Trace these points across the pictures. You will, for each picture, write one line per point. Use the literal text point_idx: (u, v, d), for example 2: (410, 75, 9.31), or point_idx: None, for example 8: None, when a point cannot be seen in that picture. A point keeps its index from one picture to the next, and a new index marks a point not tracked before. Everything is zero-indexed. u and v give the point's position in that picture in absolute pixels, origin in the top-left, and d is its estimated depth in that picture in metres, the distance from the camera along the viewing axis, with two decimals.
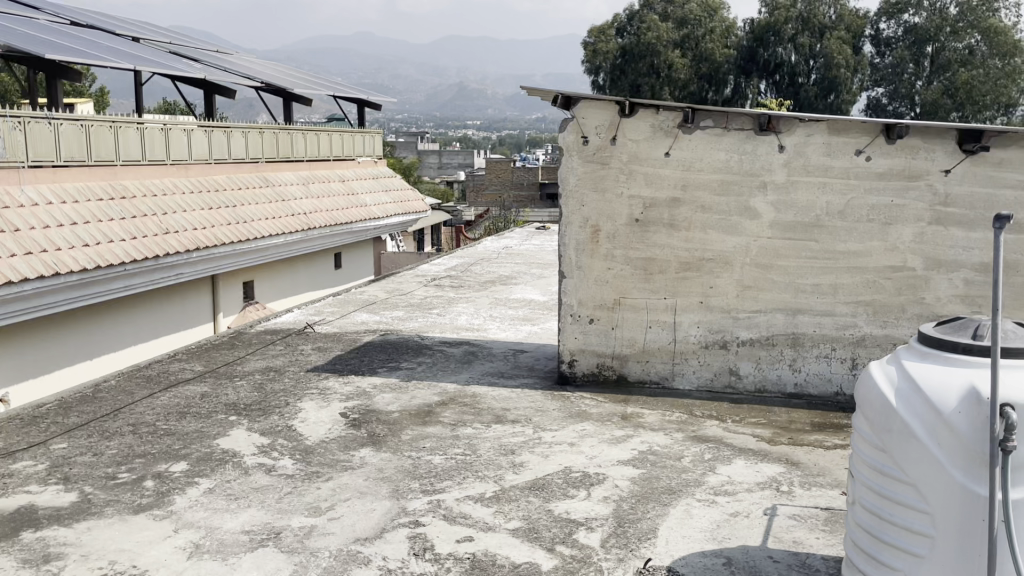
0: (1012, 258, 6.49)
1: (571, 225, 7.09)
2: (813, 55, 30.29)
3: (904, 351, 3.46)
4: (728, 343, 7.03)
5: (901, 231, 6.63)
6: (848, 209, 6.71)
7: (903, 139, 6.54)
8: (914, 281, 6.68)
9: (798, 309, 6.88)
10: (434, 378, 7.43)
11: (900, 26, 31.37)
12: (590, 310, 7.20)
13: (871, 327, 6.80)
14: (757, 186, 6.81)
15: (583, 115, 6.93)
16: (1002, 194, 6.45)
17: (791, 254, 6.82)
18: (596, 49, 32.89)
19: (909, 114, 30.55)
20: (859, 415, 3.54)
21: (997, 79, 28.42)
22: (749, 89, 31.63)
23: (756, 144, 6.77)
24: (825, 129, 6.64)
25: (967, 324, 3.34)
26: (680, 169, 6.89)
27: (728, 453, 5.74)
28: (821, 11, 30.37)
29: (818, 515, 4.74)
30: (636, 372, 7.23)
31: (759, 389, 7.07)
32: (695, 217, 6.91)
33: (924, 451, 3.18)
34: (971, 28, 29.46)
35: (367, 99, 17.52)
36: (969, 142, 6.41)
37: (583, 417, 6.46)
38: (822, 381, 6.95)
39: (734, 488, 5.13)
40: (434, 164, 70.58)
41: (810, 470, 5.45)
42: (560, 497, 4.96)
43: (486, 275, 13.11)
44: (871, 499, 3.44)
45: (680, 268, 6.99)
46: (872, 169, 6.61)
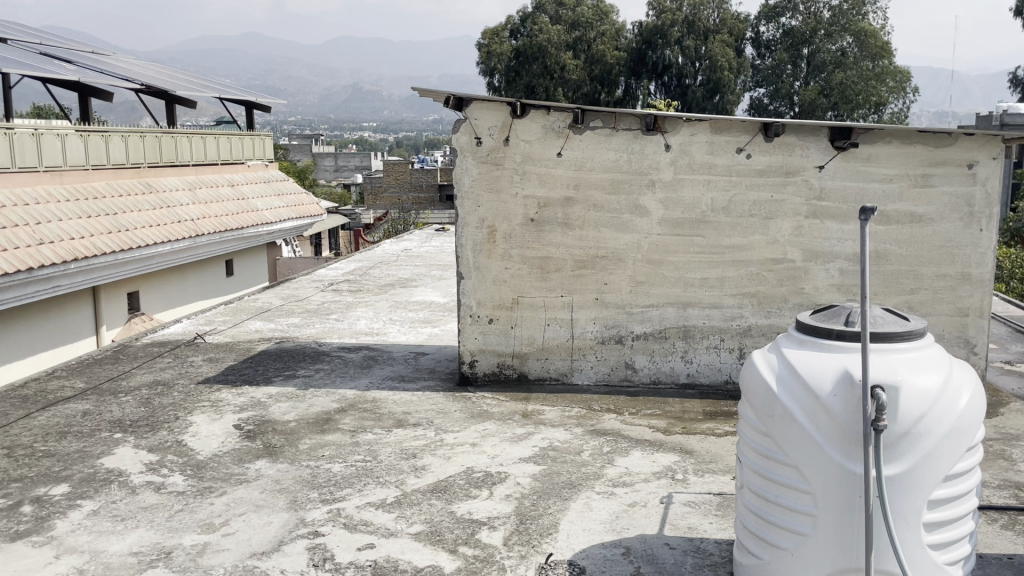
0: (881, 248, 6.89)
1: (467, 226, 7.12)
2: (698, 57, 31.32)
3: (784, 340, 3.65)
4: (623, 338, 7.21)
5: (780, 225, 6.95)
6: (731, 205, 6.97)
7: (780, 137, 6.85)
8: (794, 273, 7.00)
9: (688, 302, 7.12)
10: (333, 385, 7.30)
11: (779, 29, 32.78)
12: (489, 310, 7.24)
13: (756, 318, 7.09)
14: (646, 185, 7.00)
15: (475, 116, 6.96)
16: (871, 188, 6.83)
17: (680, 250, 7.04)
18: (490, 50, 32.90)
19: (789, 114, 32.01)
20: (744, 403, 3.69)
21: (868, 79, 30.10)
22: (640, 91, 32.40)
23: (644, 143, 6.96)
24: (708, 129, 6.89)
25: (840, 312, 3.56)
26: (572, 169, 7.01)
27: (625, 445, 5.88)
28: (704, 15, 31.50)
29: (711, 501, 4.91)
30: (536, 369, 7.31)
31: (654, 381, 7.27)
32: (587, 215, 7.05)
33: (804, 433, 3.35)
34: (844, 32, 31.03)
35: (257, 101, 17.06)
36: (839, 139, 6.80)
37: (484, 417, 6.48)
38: (713, 371, 7.21)
39: (631, 479, 5.25)
40: (330, 166, 69.49)
41: (703, 457, 5.64)
42: (462, 498, 4.96)
43: (385, 278, 12.96)
44: (757, 482, 3.60)
45: (575, 266, 7.11)
46: (752, 166, 6.90)
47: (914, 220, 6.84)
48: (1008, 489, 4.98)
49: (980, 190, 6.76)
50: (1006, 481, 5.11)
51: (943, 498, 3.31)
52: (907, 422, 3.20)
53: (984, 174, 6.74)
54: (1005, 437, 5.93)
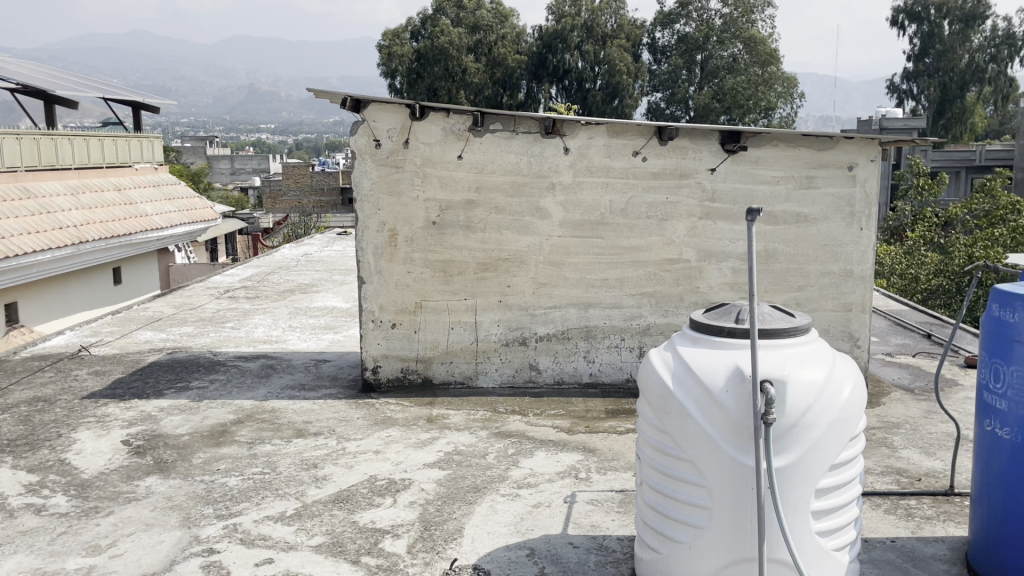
0: (770, 247, 7.17)
1: (367, 231, 7.02)
2: (597, 62, 31.93)
3: (678, 338, 3.74)
4: (527, 339, 7.25)
5: (676, 226, 7.13)
6: (628, 207, 7.11)
7: (673, 140, 7.03)
8: (689, 273, 7.20)
9: (589, 303, 7.22)
10: (229, 395, 7.06)
11: (673, 35, 33.73)
12: (391, 314, 7.15)
13: (654, 317, 7.26)
14: (546, 187, 7.06)
15: (373, 118, 6.86)
16: (759, 190, 7.10)
17: (581, 251, 7.13)
18: (390, 52, 32.43)
19: (684, 117, 32.99)
20: (642, 401, 3.76)
21: (757, 85, 31.31)
22: (541, 94, 32.70)
23: (543, 146, 7.02)
24: (605, 132, 7.02)
25: (730, 310, 3.68)
26: (473, 172, 7.01)
27: (530, 446, 5.92)
28: (602, 21, 32.11)
29: (613, 498, 4.99)
30: (440, 373, 7.27)
31: (557, 381, 7.34)
32: (489, 217, 7.06)
33: (699, 429, 3.44)
34: (734, 38, 32.21)
35: (144, 102, 16.35)
36: (729, 142, 7.02)
37: (388, 423, 6.39)
38: (614, 370, 7.34)
39: (535, 480, 5.29)
40: (226, 169, 67.40)
41: (605, 455, 5.73)
42: (365, 507, 4.87)
43: (284, 284, 12.66)
44: (655, 478, 3.67)
45: (478, 268, 7.11)
46: (648, 169, 7.06)
47: (800, 220, 7.15)
48: (889, 474, 5.26)
49: (859, 191, 7.11)
50: (887, 467, 5.40)
51: (829, 486, 3.45)
52: (794, 415, 3.33)
53: (863, 175, 7.10)
54: (886, 425, 6.26)
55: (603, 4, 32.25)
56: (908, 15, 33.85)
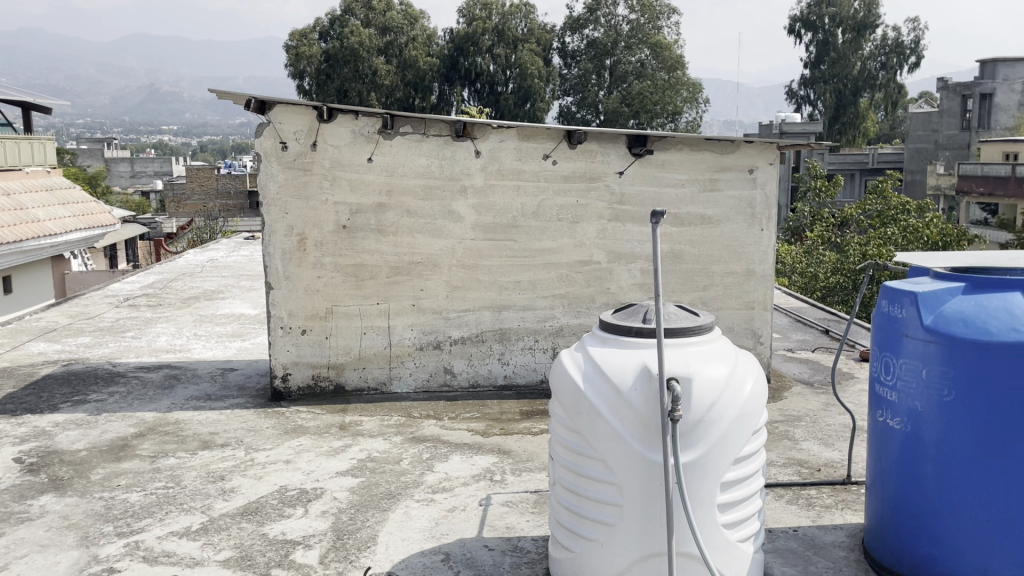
0: (677, 248, 7.36)
1: (275, 235, 6.86)
2: (508, 65, 32.12)
3: (588, 339, 3.79)
4: (441, 343, 7.22)
5: (586, 228, 7.23)
6: (539, 210, 7.17)
7: (582, 144, 7.13)
8: (600, 274, 7.31)
9: (503, 305, 7.24)
10: (131, 408, 6.78)
11: (582, 40, 34.21)
12: (301, 321, 7.01)
13: (567, 318, 7.34)
14: (458, 191, 7.05)
15: (280, 120, 6.71)
16: (666, 192, 7.28)
17: (494, 254, 7.15)
18: (298, 53, 31.70)
19: (595, 121, 33.50)
20: (554, 402, 3.80)
21: (664, 89, 32.06)
22: (454, 97, 32.69)
23: (454, 149, 7.01)
24: (515, 136, 7.06)
25: (638, 310, 3.76)
26: (383, 175, 6.94)
27: (444, 450, 5.89)
28: (513, 25, 32.30)
29: (528, 499, 5.02)
30: (353, 380, 7.17)
31: (472, 384, 7.34)
32: (401, 221, 7.01)
33: (609, 427, 3.50)
34: (641, 44, 32.93)
35: (35, 102, 15.57)
36: (637, 146, 7.17)
37: (299, 432, 6.25)
38: (529, 371, 7.39)
39: (450, 483, 5.27)
40: (126, 172, 64.77)
41: (520, 456, 5.77)
42: (275, 518, 4.76)
43: (188, 291, 12.24)
44: (568, 478, 3.71)
45: (390, 272, 7.04)
46: (559, 172, 7.14)
47: (705, 222, 7.36)
48: (791, 466, 5.47)
49: (760, 193, 7.37)
50: (789, 458, 5.61)
51: (734, 480, 3.57)
52: (700, 411, 3.42)
53: (763, 178, 7.36)
54: (788, 419, 6.50)
55: (514, 8, 32.47)
56: (804, 24, 35.25)
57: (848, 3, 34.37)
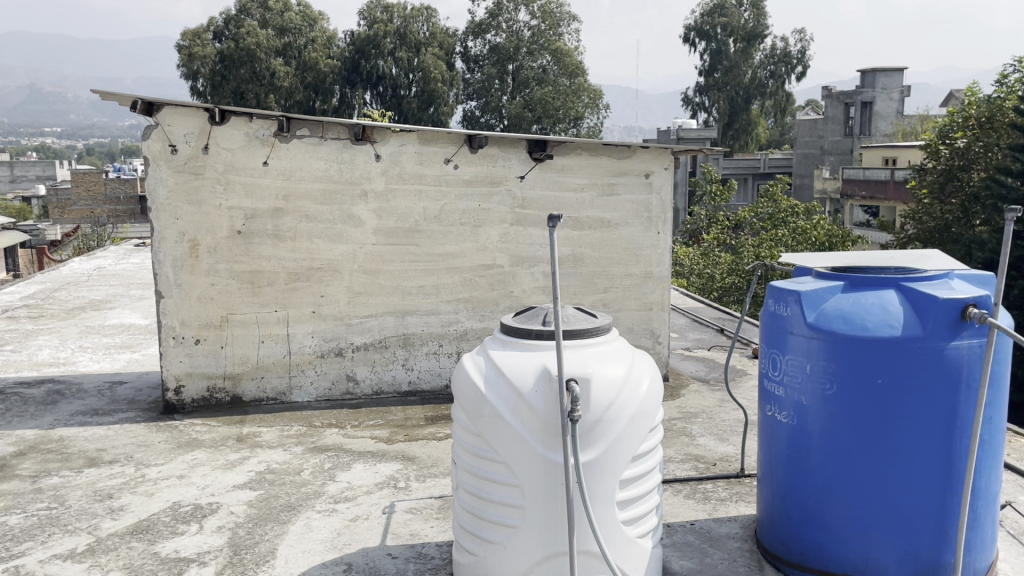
0: (578, 251, 7.48)
1: (165, 241, 6.61)
2: (411, 69, 31.94)
3: (489, 342, 3.80)
4: (343, 350, 7.10)
5: (489, 232, 7.26)
6: (441, 214, 7.15)
7: (483, 148, 7.16)
8: (503, 277, 7.34)
9: (405, 310, 7.18)
10: (9, 426, 6.39)
11: (485, 45, 34.37)
12: (194, 330, 6.77)
13: (471, 322, 7.34)
14: (358, 195, 6.96)
15: (169, 122, 6.48)
16: (566, 197, 7.39)
17: (396, 258, 7.08)
18: (191, 53, 30.62)
19: (499, 126, 33.36)
20: (455, 406, 3.79)
21: (566, 95, 32.54)
22: (355, 100, 32.25)
23: (353, 153, 6.91)
24: (416, 140, 7.03)
25: (537, 313, 3.80)
26: (280, 179, 6.78)
27: (347, 459, 5.80)
28: (415, 28, 32.16)
29: (432, 505, 4.99)
30: (251, 390, 6.97)
31: (375, 391, 7.25)
32: (298, 226, 6.86)
33: (510, 430, 3.51)
34: (542, 50, 33.34)
35: None
36: (537, 151, 7.25)
37: (193, 445, 6.03)
38: (434, 377, 7.35)
39: (353, 493, 5.19)
40: (4, 176, 61.14)
41: (424, 462, 5.73)
42: (167, 536, 4.57)
43: (73, 301, 11.65)
44: (471, 482, 3.71)
45: (289, 279, 6.89)
46: (460, 176, 7.14)
47: (604, 225, 7.50)
48: (689, 461, 5.64)
49: (656, 198, 7.58)
50: (687, 454, 5.78)
51: (632, 477, 3.64)
52: (599, 410, 3.48)
53: (659, 182, 7.57)
54: (685, 416, 6.69)
55: (415, 11, 32.31)
56: (698, 33, 36.40)
57: (739, 14, 35.70)
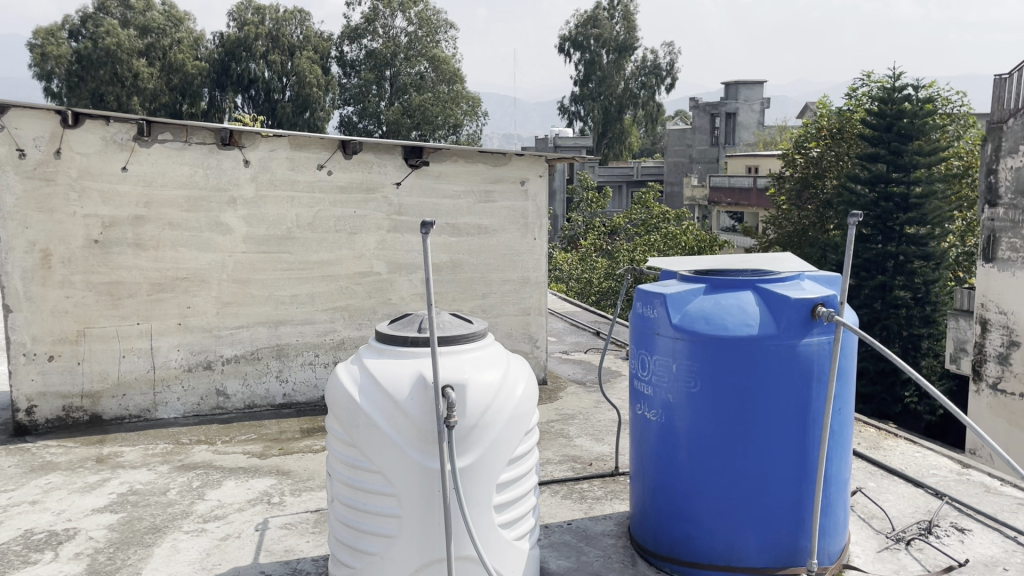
0: (456, 257, 7.50)
1: (12, 251, 6.17)
2: (285, 73, 31.03)
3: (364, 351, 3.74)
4: (212, 363, 6.83)
5: (364, 240, 7.15)
6: (315, 221, 7.00)
7: (358, 154, 7.06)
8: (380, 284, 7.24)
9: (278, 320, 6.98)
10: None
11: (361, 50, 33.91)
12: (47, 347, 6.35)
13: (348, 331, 7.21)
14: (226, 202, 6.72)
15: (15, 124, 6.08)
16: (442, 204, 7.39)
17: (267, 267, 6.88)
18: (43, 52, 28.99)
19: (377, 132, 33.19)
20: (330, 417, 3.71)
21: (444, 102, 32.43)
22: (226, 103, 31.14)
23: (220, 158, 6.68)
24: (287, 145, 6.86)
25: (413, 320, 3.78)
26: (141, 185, 6.47)
27: (218, 476, 5.58)
28: (287, 31, 31.33)
29: (308, 519, 4.87)
30: (112, 408, 6.60)
31: (248, 405, 7.02)
32: (162, 234, 6.56)
33: (385, 438, 3.48)
34: (420, 56, 33.21)
35: None
36: (413, 157, 7.22)
37: (48, 469, 5.64)
38: (310, 388, 7.18)
39: (224, 511, 4.99)
40: None
41: (300, 476, 5.58)
42: (17, 567, 4.26)
43: None
44: (346, 493, 3.64)
45: (152, 289, 6.57)
46: (334, 183, 7.01)
47: (481, 231, 7.55)
48: (566, 462, 5.74)
49: (531, 204, 7.69)
50: (564, 455, 5.89)
51: (509, 480, 3.68)
52: (475, 416, 3.50)
53: (534, 190, 7.68)
54: (563, 418, 6.81)
55: (288, 14, 31.46)
56: (573, 43, 37.22)
57: (610, 26, 36.76)
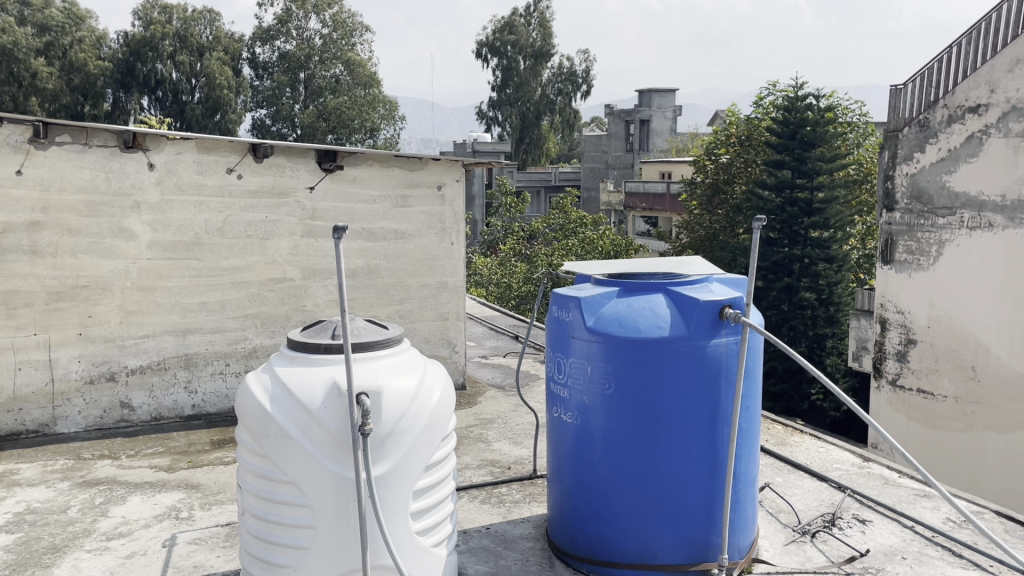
0: (371, 263, 7.41)
1: None
2: (194, 74, 30.16)
3: (275, 359, 3.65)
4: (116, 374, 6.57)
5: (277, 245, 6.99)
6: (225, 226, 6.80)
7: (269, 158, 6.91)
8: (294, 291, 7.09)
9: (186, 329, 6.75)
10: None
11: (274, 52, 33.25)
12: None
13: (260, 339, 7.03)
14: (129, 207, 6.48)
15: None
16: (358, 208, 7.30)
17: (175, 274, 6.65)
18: None
19: (291, 135, 32.60)
20: (240, 428, 3.61)
21: (361, 105, 32.09)
22: (131, 105, 30.02)
23: (123, 162, 6.44)
24: (194, 148, 6.67)
25: (326, 326, 3.71)
26: (37, 189, 6.20)
27: (122, 491, 5.36)
28: (196, 31, 30.38)
29: (219, 533, 4.72)
30: (7, 423, 6.29)
31: (154, 417, 6.77)
32: (60, 240, 6.28)
33: (298, 448, 3.41)
34: (335, 59, 32.74)
35: None
36: (326, 161, 7.12)
37: None
38: (220, 399, 6.98)
39: (129, 528, 4.80)
40: None
41: (210, 489, 5.41)
42: None
43: None
44: (257, 505, 3.55)
45: (50, 298, 6.29)
46: (244, 187, 6.84)
47: (398, 236, 7.49)
48: (484, 467, 5.74)
49: (448, 209, 7.67)
50: (483, 460, 5.89)
51: (425, 487, 3.65)
52: (390, 423, 3.46)
53: (451, 195, 7.66)
54: (482, 422, 6.81)
55: (196, 14, 30.50)
56: (490, 49, 37.34)
57: (527, 33, 37.06)
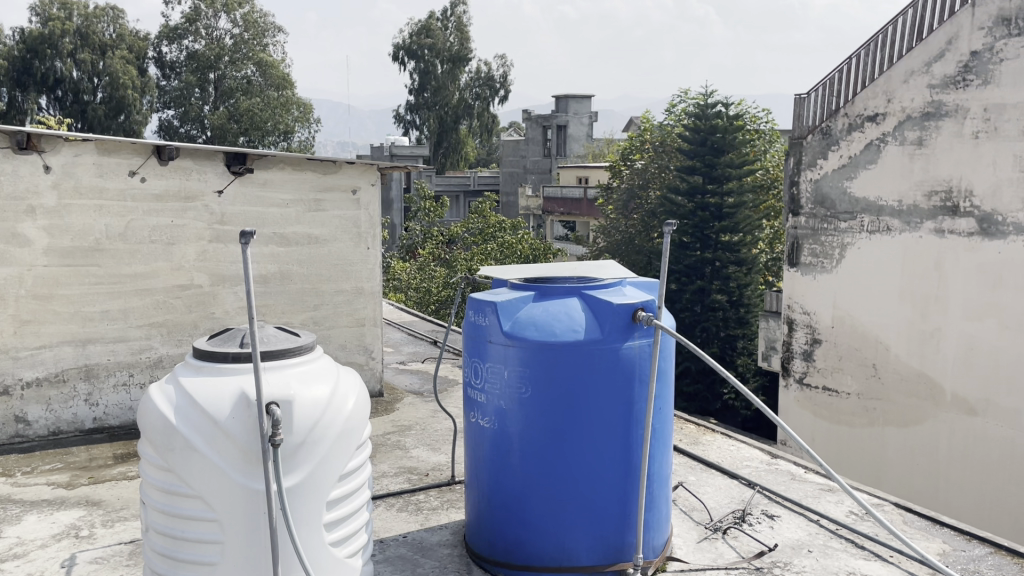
0: (284, 268, 7.25)
1: None
2: (96, 73, 28.94)
3: (180, 369, 3.52)
4: (9, 388, 6.23)
5: (183, 250, 6.76)
6: (128, 231, 6.54)
7: (175, 160, 6.67)
8: (202, 298, 6.87)
9: (86, 339, 6.46)
10: None
11: (182, 51, 32.21)
12: None
13: (166, 348, 6.78)
14: (23, 211, 6.16)
15: None
16: (269, 212, 7.13)
17: (73, 281, 6.36)
18: None
19: (201, 137, 31.61)
20: (143, 442, 3.47)
21: (274, 107, 31.35)
22: (28, 105, 28.58)
23: (16, 164, 6.11)
24: (94, 150, 6.39)
25: (234, 335, 3.60)
26: None
27: (16, 511, 5.07)
28: (98, 29, 29.18)
29: (122, 551, 4.53)
30: None
31: (51, 432, 6.45)
32: None
33: (204, 460, 3.29)
34: (246, 60, 31.88)
35: None
36: (235, 164, 6.92)
37: None
38: (123, 411, 6.70)
39: (23, 549, 4.55)
40: None
41: (112, 506, 5.18)
42: None
43: None
44: (161, 522, 3.42)
45: None
46: (148, 190, 6.59)
47: (311, 241, 7.35)
48: (402, 474, 5.68)
49: (363, 213, 7.56)
50: (400, 467, 5.83)
51: (338, 497, 3.58)
52: (302, 432, 3.38)
53: (366, 199, 7.56)
54: (399, 429, 6.74)
55: (98, 10, 29.27)
56: (407, 52, 37.06)
57: (444, 37, 36.95)
